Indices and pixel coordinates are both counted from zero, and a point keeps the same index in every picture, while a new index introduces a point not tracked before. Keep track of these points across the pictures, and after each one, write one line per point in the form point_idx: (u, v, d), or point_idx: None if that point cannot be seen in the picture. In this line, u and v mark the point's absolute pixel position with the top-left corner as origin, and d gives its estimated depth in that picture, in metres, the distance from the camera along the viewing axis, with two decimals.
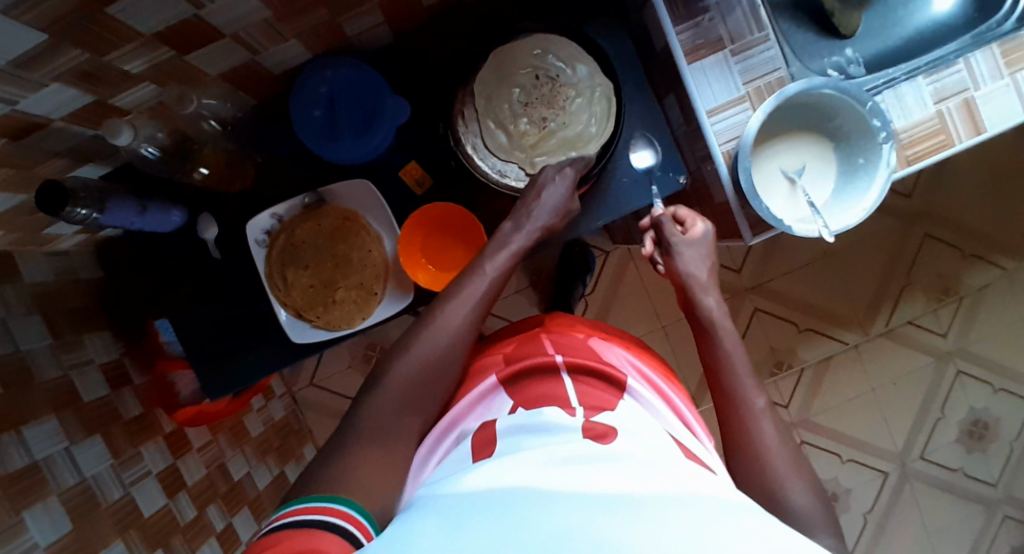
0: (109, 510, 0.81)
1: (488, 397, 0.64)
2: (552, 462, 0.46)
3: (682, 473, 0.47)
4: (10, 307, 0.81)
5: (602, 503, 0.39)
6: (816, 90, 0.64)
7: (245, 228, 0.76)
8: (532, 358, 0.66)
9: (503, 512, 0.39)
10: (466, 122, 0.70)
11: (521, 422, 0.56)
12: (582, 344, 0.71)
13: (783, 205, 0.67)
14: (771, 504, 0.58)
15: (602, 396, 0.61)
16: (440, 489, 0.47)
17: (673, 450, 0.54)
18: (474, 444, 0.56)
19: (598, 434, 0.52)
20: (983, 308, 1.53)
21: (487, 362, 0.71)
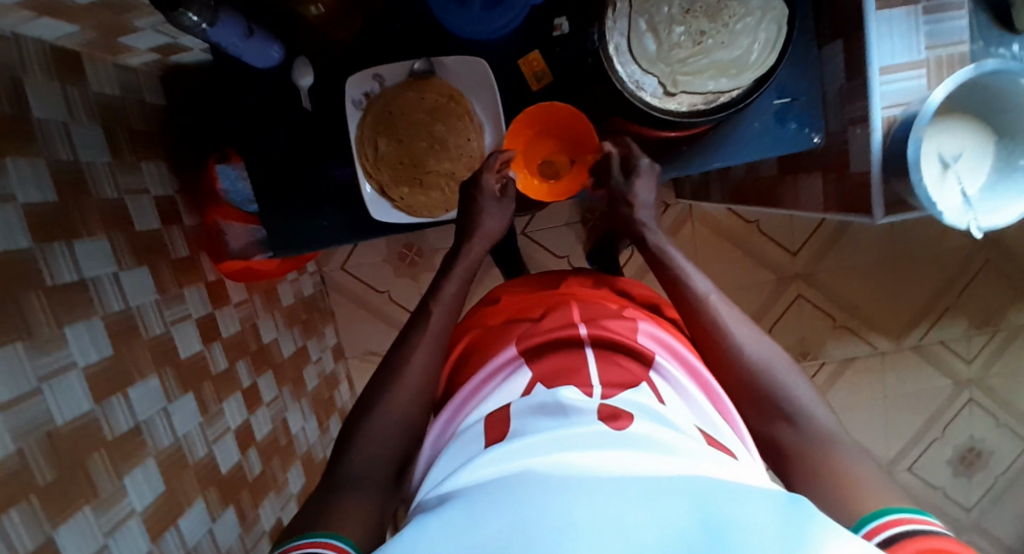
0: (149, 343, 0.79)
1: (505, 368, 0.60)
2: (556, 447, 0.42)
3: (702, 463, 0.40)
4: (74, 111, 0.75)
5: (600, 486, 0.35)
6: (1010, 77, 0.59)
7: (343, 86, 0.70)
8: (556, 332, 0.62)
9: (481, 500, 0.36)
10: (616, 15, 0.62)
11: (538, 401, 0.51)
12: (612, 313, 0.66)
13: (937, 185, 0.62)
14: (759, 402, 0.57)
15: (627, 372, 0.56)
16: (443, 484, 0.43)
17: (700, 441, 0.47)
18: (488, 423, 0.51)
19: (615, 418, 0.46)
20: (1013, 346, 1.51)
21: (506, 328, 0.69)
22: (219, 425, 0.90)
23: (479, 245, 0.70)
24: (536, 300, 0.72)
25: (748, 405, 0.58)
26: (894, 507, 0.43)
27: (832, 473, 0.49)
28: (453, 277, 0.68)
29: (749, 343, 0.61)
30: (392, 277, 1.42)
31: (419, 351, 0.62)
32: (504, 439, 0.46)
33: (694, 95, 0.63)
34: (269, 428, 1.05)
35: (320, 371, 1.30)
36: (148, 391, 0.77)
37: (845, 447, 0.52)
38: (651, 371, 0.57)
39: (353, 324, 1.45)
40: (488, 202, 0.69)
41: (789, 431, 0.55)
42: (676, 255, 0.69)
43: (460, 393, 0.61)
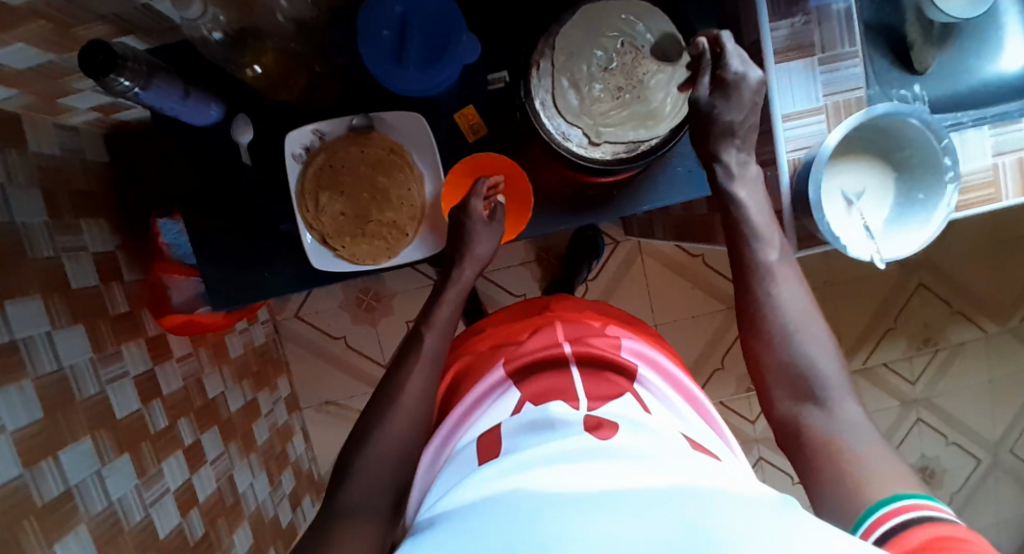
0: (83, 404, 0.77)
1: (497, 389, 0.62)
2: (545, 461, 0.43)
3: (691, 464, 0.42)
4: (11, 173, 0.75)
5: (589, 503, 0.36)
6: (902, 116, 0.63)
7: (283, 140, 0.72)
8: (543, 352, 0.64)
9: (473, 521, 0.37)
10: (540, 74, 0.67)
11: (529, 418, 0.52)
12: (594, 330, 0.69)
13: (840, 223, 0.67)
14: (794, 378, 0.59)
15: (612, 385, 0.58)
16: (434, 506, 0.44)
17: (684, 442, 0.50)
18: (480, 446, 0.52)
19: (599, 428, 0.48)
20: (954, 365, 1.58)
21: (490, 351, 0.71)
22: (157, 488, 0.87)
23: (470, 270, 0.73)
24: (524, 322, 0.74)
25: (779, 381, 0.60)
26: (906, 493, 0.46)
27: (849, 462, 0.52)
28: (446, 302, 0.73)
29: (795, 312, 0.62)
30: (349, 322, 1.42)
31: (414, 377, 0.66)
32: (498, 457, 0.48)
33: (617, 144, 0.68)
34: (214, 487, 1.02)
35: (271, 423, 1.28)
36: (80, 455, 0.74)
37: (867, 435, 0.54)
38: (636, 384, 0.60)
39: (311, 372, 1.43)
40: (477, 226, 0.72)
41: (820, 417, 0.57)
42: (746, 197, 0.65)
43: (451, 417, 0.63)
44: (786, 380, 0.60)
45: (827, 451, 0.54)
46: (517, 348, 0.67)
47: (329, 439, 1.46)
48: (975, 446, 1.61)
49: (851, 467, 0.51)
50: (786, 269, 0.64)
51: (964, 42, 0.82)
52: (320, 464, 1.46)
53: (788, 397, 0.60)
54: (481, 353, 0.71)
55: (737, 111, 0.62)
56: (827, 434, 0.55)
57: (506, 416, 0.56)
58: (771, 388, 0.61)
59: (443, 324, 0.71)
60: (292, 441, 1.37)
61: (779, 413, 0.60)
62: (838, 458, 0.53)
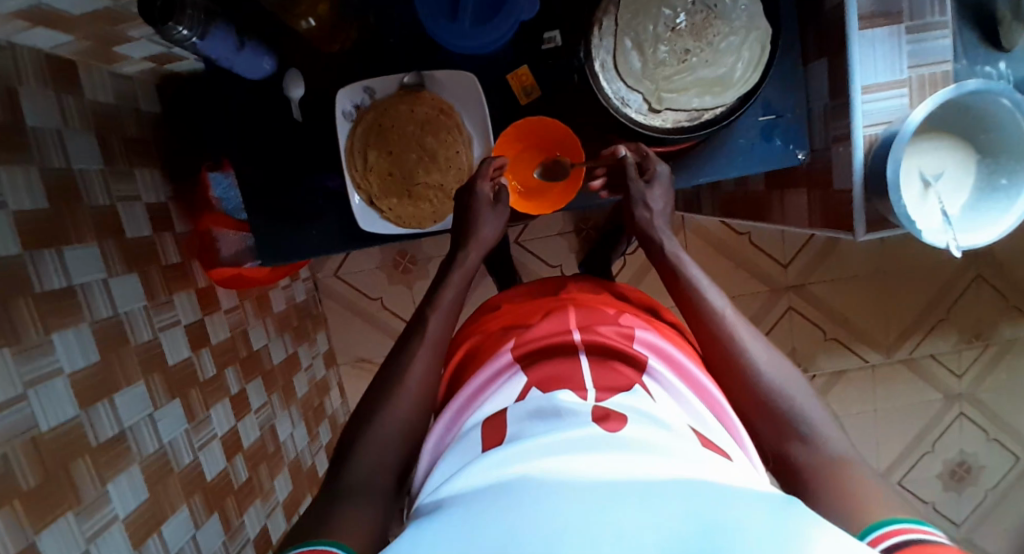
0: (137, 349, 0.79)
1: (499, 377, 0.60)
2: (543, 452, 0.42)
3: (697, 464, 0.40)
4: (67, 118, 0.76)
5: (590, 498, 0.35)
6: (993, 95, 0.58)
7: (334, 97, 0.71)
8: (552, 338, 0.62)
9: (473, 509, 0.37)
10: (602, 33, 0.63)
11: (535, 405, 0.50)
12: (608, 318, 0.66)
13: (914, 207, 0.62)
14: (771, 417, 0.55)
15: (620, 376, 0.55)
16: (438, 491, 0.43)
17: (693, 442, 0.46)
18: (485, 430, 0.50)
19: (606, 421, 0.46)
20: (1004, 360, 1.51)
21: (502, 334, 0.69)
22: (205, 433, 0.90)
23: (475, 253, 0.70)
24: (536, 308, 0.72)
25: (764, 421, 0.56)
26: (901, 515, 0.42)
27: (843, 487, 0.47)
28: (452, 285, 0.69)
29: (759, 356, 0.59)
30: (386, 284, 1.43)
31: (417, 361, 0.63)
32: (501, 443, 0.46)
33: (677, 111, 0.65)
34: (257, 435, 1.05)
35: (310, 377, 1.31)
36: (133, 398, 0.77)
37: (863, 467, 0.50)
38: (645, 375, 0.56)
39: (346, 330, 1.46)
40: (483, 210, 0.69)
41: (803, 450, 0.53)
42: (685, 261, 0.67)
43: (458, 397, 0.61)
44: (765, 421, 0.56)
45: (825, 481, 0.49)
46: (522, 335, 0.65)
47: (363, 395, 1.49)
48: (1019, 444, 1.55)
49: (852, 490, 0.47)
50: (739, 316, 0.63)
51: None
52: None
53: (770, 438, 0.55)
54: (494, 336, 0.69)
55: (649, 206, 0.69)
56: (818, 469, 0.51)
57: (509, 403, 0.53)
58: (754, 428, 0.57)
59: (448, 306, 0.68)
60: (328, 396, 1.40)
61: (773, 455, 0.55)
62: (838, 484, 0.48)
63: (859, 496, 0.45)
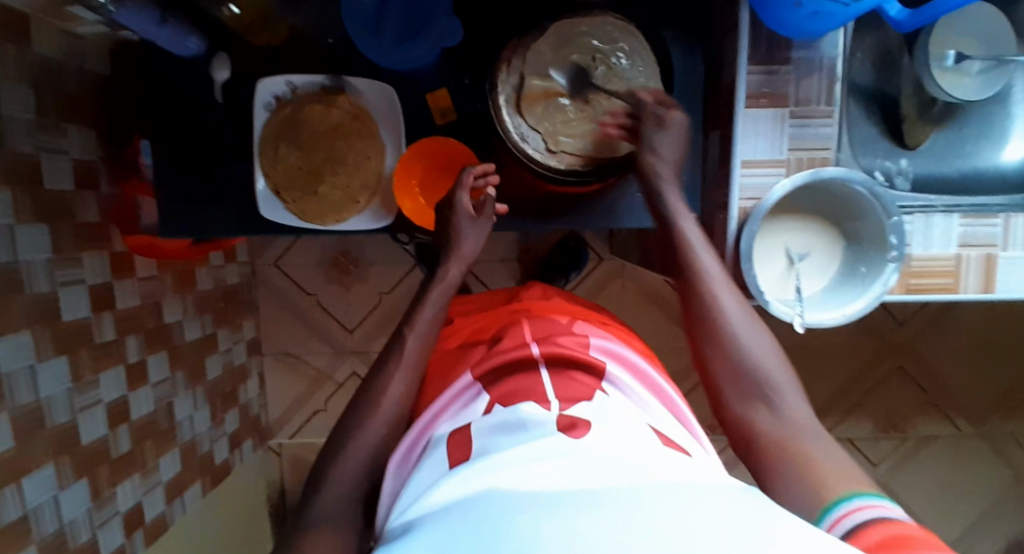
0: (30, 300, 0.80)
1: (464, 396, 0.57)
2: (514, 463, 0.39)
3: (658, 461, 0.39)
4: (5, 66, 0.77)
5: (569, 502, 0.32)
6: (850, 183, 0.62)
7: (255, 86, 0.73)
8: (509, 353, 0.59)
9: (475, 524, 0.32)
10: (508, 72, 0.69)
11: (498, 418, 0.48)
12: (561, 328, 0.64)
13: (773, 279, 0.66)
14: (736, 379, 0.57)
15: (582, 385, 0.53)
16: (409, 512, 0.39)
17: (654, 439, 0.45)
18: (450, 447, 0.48)
19: (574, 428, 0.44)
20: (918, 457, 1.48)
21: (466, 348, 0.66)
22: (89, 395, 0.90)
23: (455, 268, 0.71)
24: (490, 321, 0.70)
25: (729, 383, 0.58)
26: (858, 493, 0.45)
27: (798, 460, 0.51)
28: (430, 302, 0.69)
29: (735, 319, 0.59)
30: (323, 280, 1.44)
31: (398, 377, 0.62)
32: (468, 459, 0.44)
33: (572, 155, 0.70)
34: (149, 408, 1.05)
35: (225, 360, 1.31)
36: (16, 346, 0.77)
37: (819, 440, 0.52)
38: (605, 382, 0.55)
39: (276, 320, 1.46)
40: (463, 221, 0.72)
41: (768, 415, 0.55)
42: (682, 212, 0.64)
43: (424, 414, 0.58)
44: (727, 377, 0.58)
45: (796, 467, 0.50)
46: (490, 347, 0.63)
47: (282, 390, 1.48)
48: None
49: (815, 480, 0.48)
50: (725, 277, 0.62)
51: (965, 126, 0.80)
52: (269, 414, 1.50)
53: (734, 396, 0.57)
54: (459, 347, 0.67)
55: (659, 154, 0.66)
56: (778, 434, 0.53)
57: (476, 416, 0.51)
58: (717, 385, 0.58)
59: (426, 328, 0.67)
60: (243, 383, 1.39)
61: (731, 421, 0.57)
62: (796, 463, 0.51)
63: (811, 456, 0.51)
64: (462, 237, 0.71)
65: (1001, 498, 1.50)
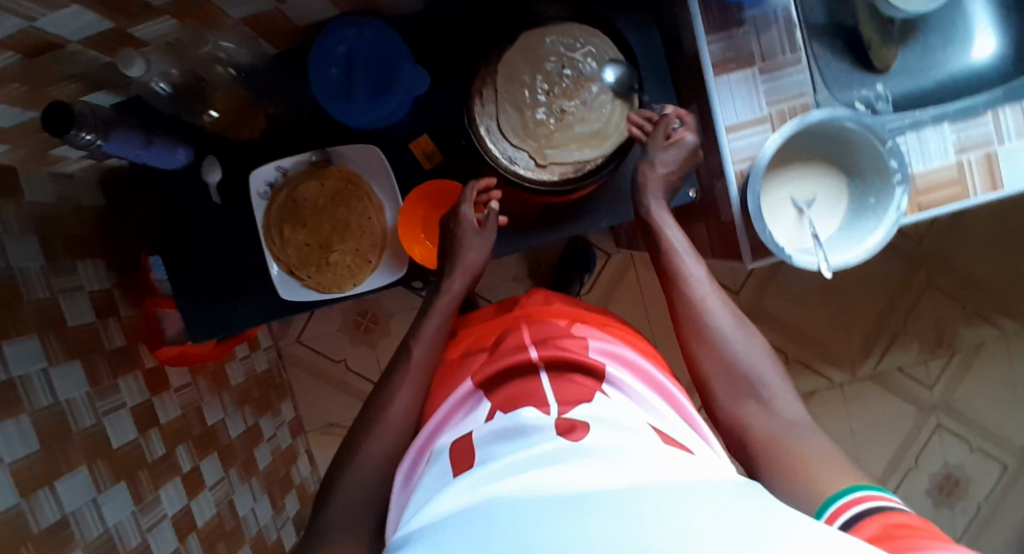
0: (80, 436, 0.81)
1: (467, 404, 0.57)
2: (516, 470, 0.40)
3: (664, 461, 0.39)
4: (7, 222, 0.80)
5: (563, 506, 0.33)
6: (837, 121, 0.63)
7: (249, 178, 0.75)
8: (510, 360, 0.59)
9: (474, 534, 0.32)
10: (482, 103, 0.71)
11: (500, 425, 0.49)
12: (562, 331, 0.64)
13: (788, 232, 0.67)
14: (732, 379, 0.60)
15: (581, 388, 0.53)
16: (411, 522, 0.40)
17: (655, 437, 0.46)
18: (454, 454, 0.49)
19: (572, 431, 0.44)
20: (972, 367, 1.46)
21: (471, 356, 0.66)
22: (155, 513, 0.91)
23: (459, 281, 0.72)
24: (491, 329, 0.70)
25: (721, 384, 0.61)
26: (863, 484, 0.47)
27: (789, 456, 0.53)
28: (435, 314, 0.70)
29: (726, 321, 0.63)
30: (348, 345, 1.45)
31: (404, 388, 0.64)
32: (472, 467, 0.44)
33: (563, 165, 0.71)
34: (213, 512, 1.05)
35: (274, 447, 1.32)
36: (77, 483, 0.78)
37: (807, 436, 0.55)
38: (606, 383, 0.56)
39: (312, 395, 1.47)
40: (469, 235, 0.71)
41: (761, 414, 0.58)
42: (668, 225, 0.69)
43: (426, 426, 0.59)
44: (720, 377, 0.61)
45: (788, 464, 0.53)
46: (492, 352, 0.63)
47: None
48: (1004, 448, 1.48)
49: (808, 478, 0.50)
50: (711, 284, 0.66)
51: (928, 37, 0.81)
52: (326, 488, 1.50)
53: (727, 396, 0.60)
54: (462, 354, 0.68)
55: (662, 167, 0.69)
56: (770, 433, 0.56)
57: (479, 424, 0.52)
58: (710, 385, 0.61)
59: (431, 339, 0.68)
60: (296, 465, 1.40)
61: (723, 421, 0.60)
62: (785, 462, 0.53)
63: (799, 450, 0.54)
64: (466, 248, 0.72)
65: None
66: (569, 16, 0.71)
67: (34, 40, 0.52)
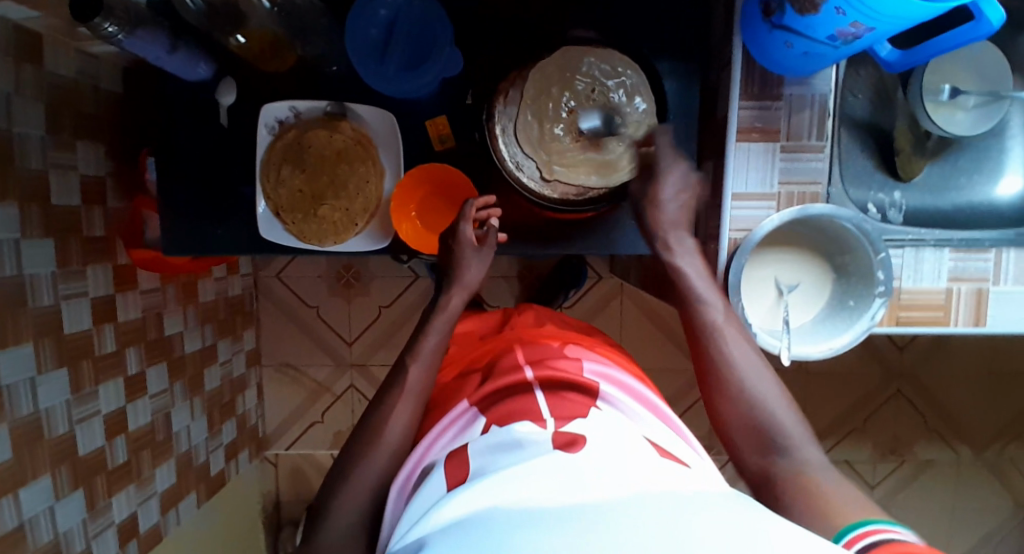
0: (35, 312, 0.82)
1: (460, 422, 0.57)
2: (520, 479, 0.41)
3: (663, 472, 0.42)
4: (18, 86, 0.80)
5: (579, 520, 0.35)
6: (838, 219, 0.63)
7: (260, 110, 0.75)
8: (503, 380, 0.59)
9: (492, 545, 0.34)
10: (506, 102, 0.71)
11: (495, 437, 0.50)
12: (555, 353, 0.64)
13: (763, 312, 0.67)
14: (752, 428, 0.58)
15: (575, 405, 0.53)
16: (415, 530, 0.41)
17: (650, 450, 0.47)
18: (448, 471, 0.49)
19: (569, 444, 0.45)
20: (917, 482, 1.47)
21: (464, 379, 0.66)
22: (89, 407, 0.92)
23: (458, 294, 0.70)
24: (485, 350, 0.71)
25: (744, 436, 0.58)
26: (874, 517, 0.45)
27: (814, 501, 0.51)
28: (434, 330, 0.68)
29: (743, 367, 0.61)
30: (325, 293, 1.45)
31: (400, 409, 0.62)
32: (467, 481, 0.45)
33: (567, 185, 0.72)
34: (148, 419, 1.06)
35: (225, 372, 1.33)
36: (18, 358, 0.79)
37: (832, 477, 0.53)
38: (600, 401, 0.55)
39: (278, 331, 1.47)
40: (468, 251, 0.70)
41: (783, 461, 0.56)
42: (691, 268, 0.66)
43: (420, 446, 0.58)
44: (742, 429, 0.59)
45: (810, 504, 0.51)
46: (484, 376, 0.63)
47: (280, 402, 1.50)
48: None
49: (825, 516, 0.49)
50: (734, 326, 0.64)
51: (958, 160, 0.81)
52: (266, 425, 1.50)
53: (751, 447, 0.58)
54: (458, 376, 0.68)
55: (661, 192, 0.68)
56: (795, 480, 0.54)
57: (474, 435, 0.52)
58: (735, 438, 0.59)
59: (428, 356, 0.66)
60: (242, 394, 1.41)
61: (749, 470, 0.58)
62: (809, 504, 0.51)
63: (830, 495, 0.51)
64: (466, 265, 0.70)
65: (1001, 523, 1.49)
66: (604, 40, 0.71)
67: None
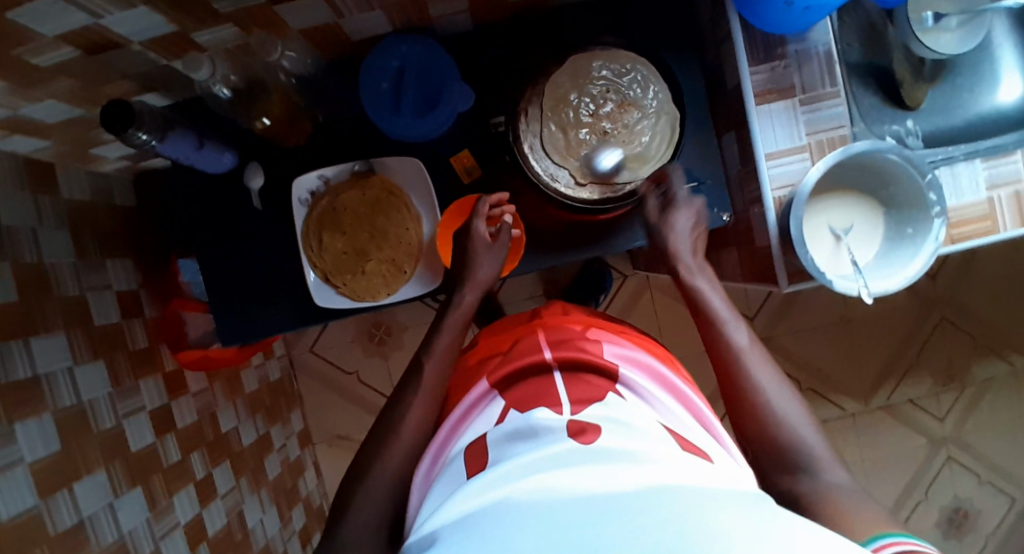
0: (100, 436, 0.80)
1: (482, 404, 0.58)
2: (531, 470, 0.40)
3: (673, 465, 0.39)
4: (43, 217, 0.80)
5: (579, 505, 0.33)
6: (880, 153, 0.64)
7: (291, 185, 0.76)
8: (521, 362, 0.59)
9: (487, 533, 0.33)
10: (528, 120, 0.73)
11: (512, 426, 0.49)
12: (577, 336, 0.64)
13: (826, 258, 0.68)
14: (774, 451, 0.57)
15: (593, 387, 0.54)
16: (425, 523, 0.41)
17: (671, 442, 0.45)
18: (468, 458, 0.48)
19: (583, 432, 0.44)
20: (983, 402, 1.46)
21: (480, 366, 0.66)
22: (168, 521, 0.89)
23: (470, 293, 0.72)
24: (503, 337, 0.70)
25: (769, 457, 0.57)
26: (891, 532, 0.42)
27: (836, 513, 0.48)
28: (446, 330, 0.70)
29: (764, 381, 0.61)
30: (360, 356, 1.44)
31: (416, 405, 0.63)
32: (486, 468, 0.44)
33: (602, 185, 0.73)
34: (224, 521, 1.04)
35: (282, 458, 1.30)
36: (94, 486, 0.77)
37: (859, 501, 0.49)
38: (619, 385, 0.55)
39: (322, 405, 1.46)
40: (479, 249, 0.73)
41: (805, 482, 0.53)
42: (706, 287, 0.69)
43: (443, 430, 0.59)
44: (767, 453, 0.57)
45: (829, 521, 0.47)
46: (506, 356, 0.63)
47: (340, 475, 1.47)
48: (1014, 485, 1.48)
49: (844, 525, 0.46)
50: (753, 347, 0.64)
51: (956, 77, 0.83)
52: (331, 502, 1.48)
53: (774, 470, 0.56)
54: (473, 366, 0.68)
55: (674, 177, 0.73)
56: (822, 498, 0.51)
57: (490, 426, 0.52)
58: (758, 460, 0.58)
59: (443, 352, 0.68)
60: (302, 476, 1.38)
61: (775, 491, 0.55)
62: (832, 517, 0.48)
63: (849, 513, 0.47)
64: (477, 264, 0.72)
65: None
66: (617, 45, 0.73)
67: (97, 36, 0.53)
